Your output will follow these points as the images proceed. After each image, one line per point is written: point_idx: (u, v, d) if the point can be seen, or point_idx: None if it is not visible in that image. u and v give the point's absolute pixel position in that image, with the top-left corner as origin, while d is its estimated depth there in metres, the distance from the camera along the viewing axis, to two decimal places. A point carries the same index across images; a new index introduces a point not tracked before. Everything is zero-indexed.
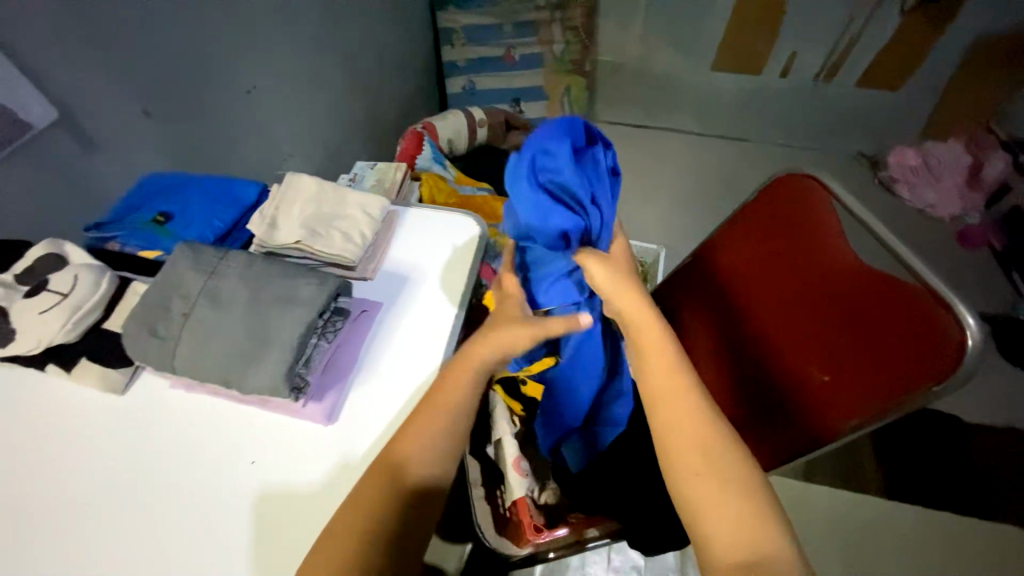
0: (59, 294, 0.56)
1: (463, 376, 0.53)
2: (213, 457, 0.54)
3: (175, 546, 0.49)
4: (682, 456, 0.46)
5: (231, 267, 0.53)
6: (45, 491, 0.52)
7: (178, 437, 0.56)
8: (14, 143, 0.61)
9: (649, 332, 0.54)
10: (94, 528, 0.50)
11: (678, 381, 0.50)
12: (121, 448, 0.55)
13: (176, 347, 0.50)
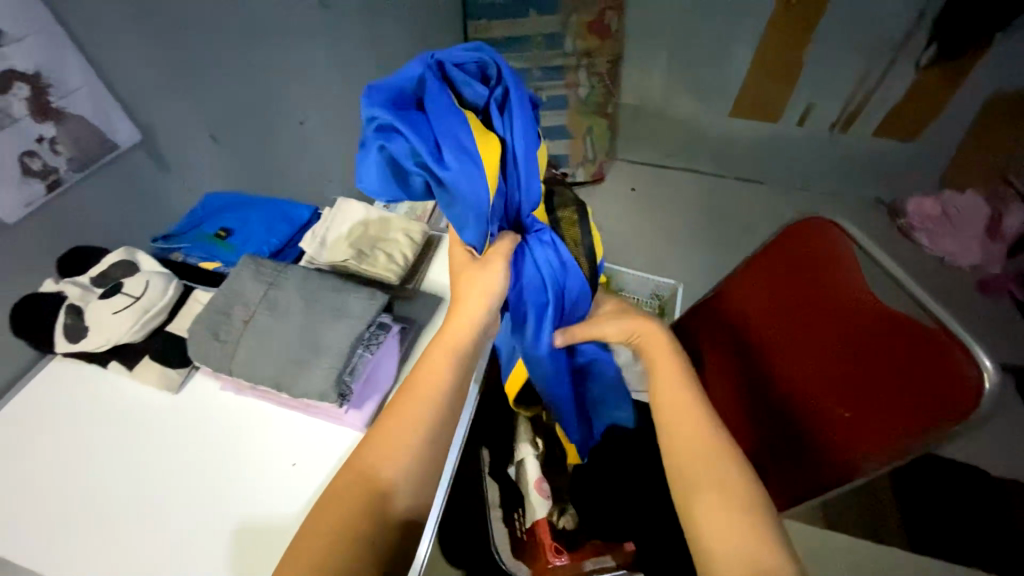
0: (131, 296, 0.61)
1: (438, 364, 0.53)
2: (202, 470, 0.56)
3: (152, 557, 0.51)
4: (691, 461, 0.54)
5: (289, 280, 0.58)
6: (47, 492, 0.55)
7: (172, 448, 0.58)
8: (104, 161, 0.69)
9: (657, 348, 0.65)
10: (78, 535, 0.52)
11: (691, 406, 0.58)
12: (125, 454, 0.58)
13: (235, 351, 0.54)
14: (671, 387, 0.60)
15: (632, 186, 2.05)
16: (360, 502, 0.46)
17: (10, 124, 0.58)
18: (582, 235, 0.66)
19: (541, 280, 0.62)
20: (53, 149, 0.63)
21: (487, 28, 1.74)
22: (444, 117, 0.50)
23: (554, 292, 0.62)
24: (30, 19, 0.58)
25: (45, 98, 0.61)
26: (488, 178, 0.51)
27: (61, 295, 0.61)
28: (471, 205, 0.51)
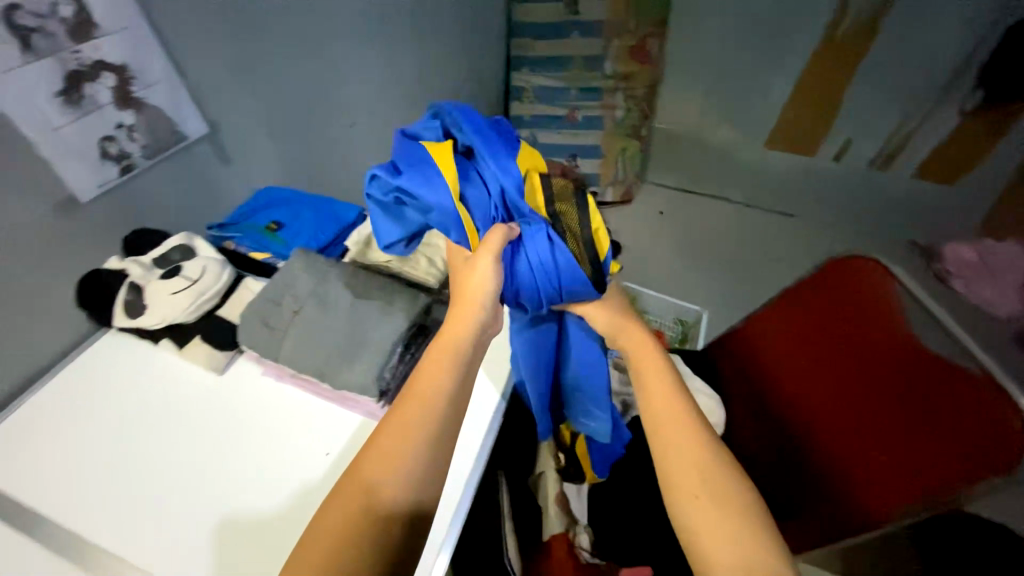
0: (188, 279, 0.64)
1: (437, 370, 0.52)
2: (201, 458, 0.58)
3: (138, 540, 0.52)
4: (682, 479, 0.51)
5: (337, 275, 0.62)
6: (60, 461, 0.57)
7: (181, 432, 0.60)
8: (171, 150, 0.73)
9: (647, 355, 0.62)
10: (80, 507, 0.54)
11: (674, 407, 0.56)
12: (141, 431, 0.60)
13: (282, 339, 0.58)
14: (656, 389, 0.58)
15: (660, 210, 2.06)
16: (354, 517, 0.44)
17: (96, 110, 0.62)
18: (582, 220, 0.58)
19: (535, 282, 0.58)
20: (130, 135, 0.67)
21: (530, 46, 1.76)
22: (410, 149, 0.56)
23: (542, 280, 0.57)
24: (123, 14, 0.62)
25: (128, 87, 0.65)
26: (449, 182, 0.53)
27: (123, 272, 0.65)
28: (442, 213, 0.54)
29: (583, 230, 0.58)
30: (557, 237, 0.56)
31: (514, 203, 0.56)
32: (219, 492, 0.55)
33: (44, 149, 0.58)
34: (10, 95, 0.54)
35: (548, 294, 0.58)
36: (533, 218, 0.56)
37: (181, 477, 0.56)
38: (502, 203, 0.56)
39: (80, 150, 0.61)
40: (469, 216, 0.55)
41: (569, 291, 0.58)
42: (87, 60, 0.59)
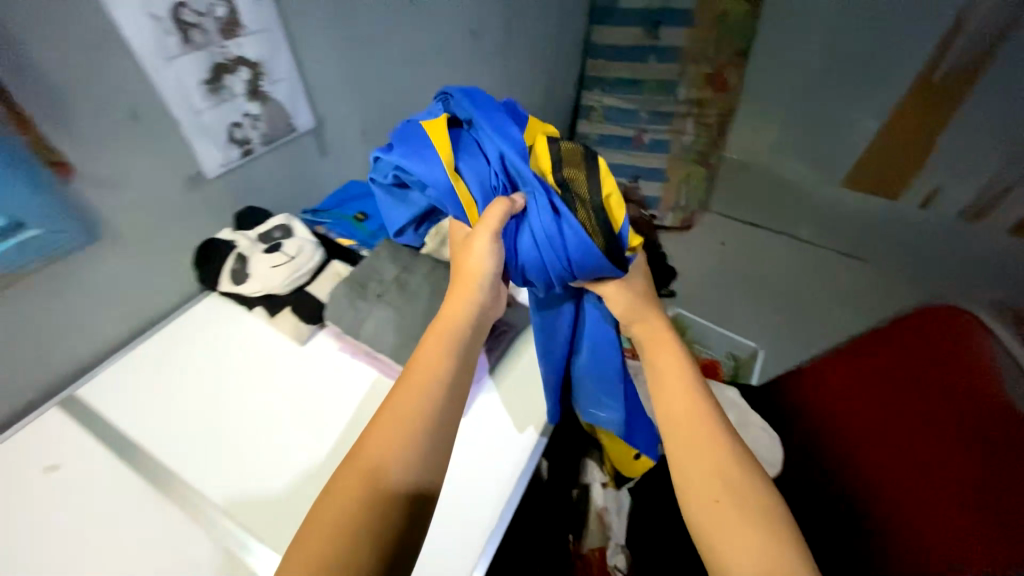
0: (287, 255, 0.71)
1: (433, 357, 0.53)
2: (212, 437, 0.62)
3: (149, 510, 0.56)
4: (701, 479, 0.50)
5: (419, 269, 0.67)
6: (97, 424, 0.63)
7: (200, 408, 0.65)
8: (282, 139, 0.81)
9: (664, 349, 0.61)
10: (104, 470, 0.59)
11: (691, 403, 0.55)
12: (166, 403, 0.65)
13: (366, 319, 0.64)
14: (676, 384, 0.57)
15: (721, 241, 1.99)
16: (359, 501, 0.43)
17: (230, 98, 0.70)
18: (589, 185, 0.58)
19: (540, 255, 0.57)
20: (252, 124, 0.75)
21: (604, 67, 1.79)
22: (413, 132, 0.60)
23: (549, 251, 0.56)
24: (264, 18, 0.70)
25: (257, 82, 0.73)
26: (444, 160, 0.57)
27: (232, 243, 0.73)
28: (440, 188, 0.58)
29: (595, 198, 0.56)
30: (564, 205, 0.56)
31: (515, 169, 0.57)
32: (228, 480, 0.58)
33: (185, 128, 0.67)
34: (168, 81, 0.62)
35: (554, 267, 0.56)
36: (533, 187, 0.56)
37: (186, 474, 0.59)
38: (501, 170, 0.58)
39: (212, 132, 0.70)
40: (468, 190, 0.58)
41: (579, 265, 0.56)
42: (231, 55, 0.67)
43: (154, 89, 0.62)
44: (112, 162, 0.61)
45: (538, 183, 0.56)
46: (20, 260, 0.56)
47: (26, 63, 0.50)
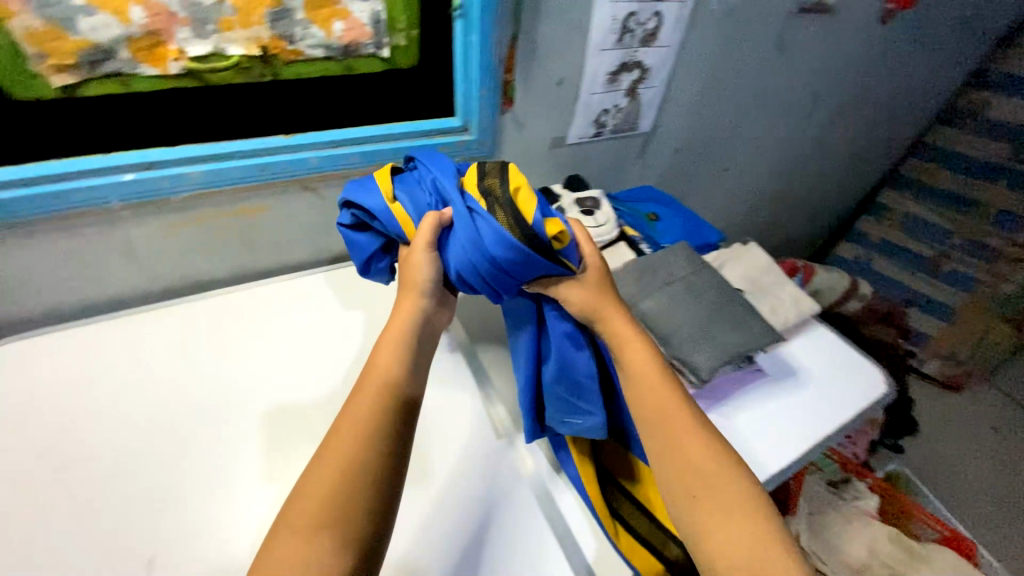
0: (594, 222, 0.86)
1: (389, 367, 0.56)
2: (243, 349, 0.71)
3: (180, 406, 0.64)
4: (683, 473, 0.54)
5: (706, 278, 0.77)
6: (166, 316, 0.73)
7: (243, 317, 0.74)
8: (624, 131, 0.96)
9: (631, 342, 0.62)
10: (159, 362, 0.68)
11: (662, 400, 0.58)
12: (220, 307, 0.75)
13: (649, 296, 0.75)
14: (651, 393, 0.59)
15: (993, 426, 1.60)
16: (333, 503, 0.46)
17: (616, 91, 0.86)
18: (503, 186, 0.58)
19: (472, 258, 0.58)
20: (614, 114, 0.91)
21: (933, 173, 1.54)
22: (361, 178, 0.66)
23: (483, 253, 0.57)
24: (672, 37, 0.84)
25: (639, 84, 0.87)
26: (383, 191, 0.62)
27: (556, 198, 0.90)
28: (386, 220, 0.61)
29: (505, 194, 0.57)
30: (480, 207, 0.58)
31: (441, 186, 0.61)
32: (265, 390, 0.67)
33: (578, 102, 0.85)
34: (590, 66, 0.80)
35: (488, 262, 0.57)
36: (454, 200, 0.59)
37: (235, 375, 0.68)
38: (432, 190, 0.62)
39: (590, 111, 0.87)
40: (405, 210, 0.61)
41: (507, 255, 0.56)
42: (636, 59, 0.83)
43: (581, 68, 0.80)
44: (528, 111, 0.82)
45: (453, 190, 0.59)
46: (454, 152, 0.79)
47: (533, 32, 0.72)
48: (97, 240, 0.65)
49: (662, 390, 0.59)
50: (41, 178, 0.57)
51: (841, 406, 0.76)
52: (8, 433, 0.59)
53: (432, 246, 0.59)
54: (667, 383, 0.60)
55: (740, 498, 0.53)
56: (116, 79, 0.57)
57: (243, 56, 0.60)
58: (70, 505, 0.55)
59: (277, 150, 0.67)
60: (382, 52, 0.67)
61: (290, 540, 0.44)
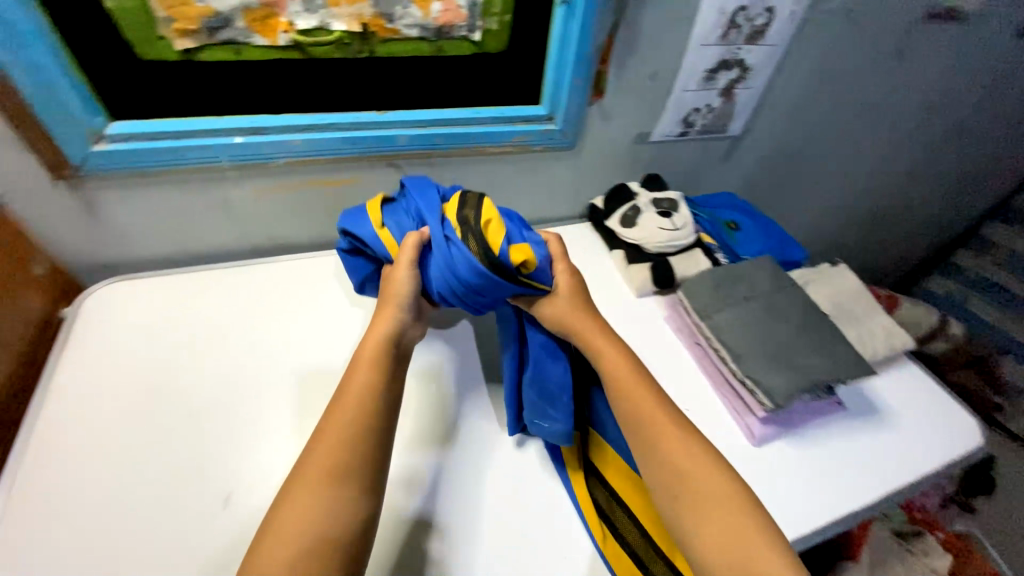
0: (671, 225, 0.83)
1: (366, 375, 0.55)
2: (283, 313, 0.72)
3: (220, 369, 0.66)
4: (665, 470, 0.54)
5: (791, 297, 0.74)
6: (212, 277, 0.74)
7: (280, 283, 0.75)
8: (711, 133, 0.91)
9: (608, 348, 0.62)
10: (197, 324, 0.69)
11: (642, 401, 0.58)
12: (260, 273, 0.76)
13: (726, 309, 0.72)
14: (631, 391, 0.59)
15: None
16: (314, 509, 0.46)
17: (710, 89, 0.83)
18: (473, 209, 0.58)
19: (448, 282, 0.57)
20: (704, 114, 0.87)
21: None
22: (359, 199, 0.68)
23: (458, 276, 0.56)
24: (781, 36, 0.79)
25: (736, 84, 0.84)
26: (371, 220, 0.63)
27: (633, 196, 0.87)
28: (375, 246, 0.62)
29: (475, 217, 0.57)
30: (454, 230, 0.57)
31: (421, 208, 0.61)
32: (311, 355, 0.68)
33: (669, 99, 0.82)
34: (689, 61, 0.78)
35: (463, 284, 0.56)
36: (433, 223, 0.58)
37: (297, 338, 0.70)
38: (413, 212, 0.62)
39: (679, 108, 0.84)
40: (392, 235, 0.62)
41: (481, 277, 0.55)
42: (738, 57, 0.79)
43: (677, 64, 0.78)
44: (615, 104, 0.80)
45: (430, 212, 0.59)
46: (536, 140, 0.79)
47: (634, 22, 0.70)
48: (201, 196, 0.69)
49: (641, 387, 0.59)
50: (164, 134, 0.61)
51: (927, 455, 0.69)
52: (71, 376, 0.62)
53: (415, 264, 0.59)
54: (646, 380, 0.60)
55: (728, 495, 0.52)
56: (230, 46, 0.59)
57: (344, 32, 0.61)
58: (142, 441, 0.58)
59: (369, 125, 0.69)
60: (473, 35, 0.67)
61: (300, 493, 0.47)
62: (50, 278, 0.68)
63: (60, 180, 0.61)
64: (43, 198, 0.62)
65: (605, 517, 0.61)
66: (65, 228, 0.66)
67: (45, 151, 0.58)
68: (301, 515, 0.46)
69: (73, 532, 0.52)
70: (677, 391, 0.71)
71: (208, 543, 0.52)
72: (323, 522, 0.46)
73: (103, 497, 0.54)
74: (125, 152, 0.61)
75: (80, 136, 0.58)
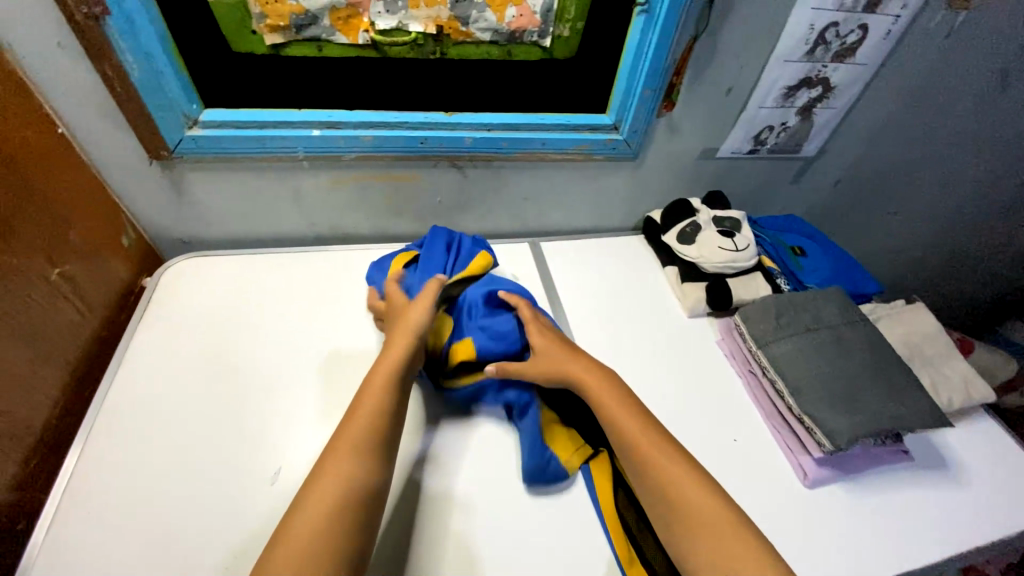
0: (732, 246, 0.80)
1: (377, 389, 0.54)
2: (330, 302, 0.75)
3: (270, 351, 0.68)
4: (649, 477, 0.53)
5: (859, 333, 0.69)
6: (268, 263, 0.78)
7: (328, 273, 0.78)
8: (782, 153, 0.87)
9: (590, 378, 0.59)
10: (248, 306, 0.73)
11: (624, 417, 0.56)
12: (310, 263, 0.79)
13: (786, 339, 0.69)
14: (608, 412, 0.57)
15: None
16: (337, 510, 0.46)
17: (785, 108, 0.80)
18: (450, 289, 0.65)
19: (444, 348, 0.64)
20: (778, 132, 0.84)
21: None
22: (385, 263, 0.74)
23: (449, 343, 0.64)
24: (873, 55, 0.75)
25: (817, 103, 0.80)
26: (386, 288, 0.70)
27: (694, 211, 0.84)
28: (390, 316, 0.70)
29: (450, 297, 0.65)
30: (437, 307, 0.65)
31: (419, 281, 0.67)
32: (355, 345, 0.70)
33: (740, 115, 0.79)
34: (766, 78, 0.75)
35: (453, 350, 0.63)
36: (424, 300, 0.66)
37: (349, 325, 0.72)
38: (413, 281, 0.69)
39: (752, 125, 0.81)
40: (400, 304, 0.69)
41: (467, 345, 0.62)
42: (822, 75, 0.76)
43: (755, 79, 0.75)
44: (684, 117, 0.77)
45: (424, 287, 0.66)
46: (599, 150, 0.77)
47: (714, 34, 0.68)
48: (275, 184, 0.73)
49: (621, 404, 0.57)
50: (250, 124, 0.65)
51: (1006, 521, 0.63)
52: (139, 342, 0.66)
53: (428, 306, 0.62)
54: (623, 397, 0.58)
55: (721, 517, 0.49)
56: (314, 42, 0.61)
57: (419, 34, 0.63)
58: (193, 413, 0.61)
59: (438, 126, 0.71)
60: (544, 41, 0.66)
61: (319, 490, 0.46)
62: (135, 248, 0.73)
63: (154, 160, 0.66)
64: (137, 175, 0.67)
65: (631, 536, 0.55)
66: (153, 204, 0.71)
67: (144, 130, 0.62)
68: (313, 519, 0.45)
69: (136, 491, 0.55)
70: (726, 419, 0.68)
71: (255, 516, 0.54)
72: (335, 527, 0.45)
73: (164, 461, 0.57)
74: (213, 138, 0.64)
75: (176, 120, 0.62)
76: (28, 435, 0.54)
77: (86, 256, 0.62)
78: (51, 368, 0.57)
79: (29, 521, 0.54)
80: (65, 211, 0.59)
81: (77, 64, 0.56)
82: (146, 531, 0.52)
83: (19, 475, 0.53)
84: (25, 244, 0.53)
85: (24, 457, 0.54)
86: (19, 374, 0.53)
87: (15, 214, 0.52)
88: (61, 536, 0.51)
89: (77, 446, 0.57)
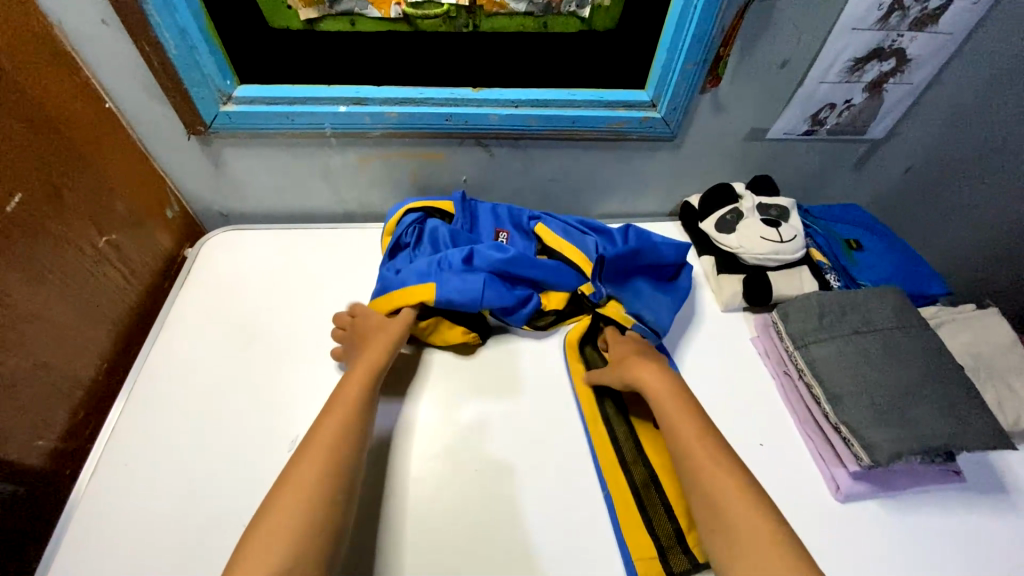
0: (776, 237, 0.73)
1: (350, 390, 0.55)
2: (351, 278, 0.76)
3: (292, 323, 0.70)
4: (713, 483, 0.49)
5: (918, 339, 0.62)
6: (297, 238, 0.80)
7: (351, 250, 0.79)
8: (844, 134, 0.79)
9: (670, 397, 0.56)
10: (274, 279, 0.75)
11: (699, 433, 0.53)
12: (334, 239, 0.80)
13: (828, 339, 0.63)
14: (665, 413, 0.55)
15: None
16: (301, 504, 0.45)
17: (851, 82, 0.71)
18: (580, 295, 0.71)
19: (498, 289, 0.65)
20: (840, 112, 0.75)
21: None
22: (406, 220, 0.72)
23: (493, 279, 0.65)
24: (961, 22, 0.66)
25: (889, 78, 0.71)
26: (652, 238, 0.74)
27: (736, 198, 0.78)
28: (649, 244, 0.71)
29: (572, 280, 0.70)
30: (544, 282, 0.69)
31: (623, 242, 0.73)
32: None
33: (797, 92, 0.72)
34: (831, 49, 0.67)
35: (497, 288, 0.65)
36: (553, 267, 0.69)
37: None
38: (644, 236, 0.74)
39: (810, 103, 0.74)
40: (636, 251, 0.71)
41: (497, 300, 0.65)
42: (897, 46, 0.67)
43: (816, 51, 0.67)
44: (731, 92, 0.71)
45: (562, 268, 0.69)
46: (635, 128, 0.72)
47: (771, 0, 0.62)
48: (305, 159, 0.74)
49: (689, 422, 0.54)
50: (280, 99, 0.66)
51: None
52: (178, 309, 0.71)
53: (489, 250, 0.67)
54: (692, 409, 0.55)
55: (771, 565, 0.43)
56: (347, 17, 0.61)
57: (452, 5, 0.60)
58: (218, 378, 0.64)
59: (463, 101, 0.68)
60: (582, 11, 0.63)
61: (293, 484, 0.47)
62: (179, 220, 0.78)
63: (193, 136, 0.68)
64: (178, 150, 0.70)
65: (645, 519, 0.55)
66: (194, 179, 0.75)
67: (181, 105, 0.64)
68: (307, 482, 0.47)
69: (165, 450, 0.59)
70: (752, 420, 0.64)
71: (270, 479, 0.57)
72: (316, 500, 0.46)
73: (192, 422, 0.61)
74: (245, 114, 0.66)
75: (210, 96, 0.64)
76: (77, 390, 0.60)
77: (131, 226, 0.67)
78: (99, 329, 0.63)
79: (78, 466, 0.60)
80: (112, 181, 0.63)
81: (120, 41, 0.58)
82: (173, 482, 0.57)
83: (71, 424, 0.59)
84: (69, 210, 0.57)
85: (75, 408, 0.59)
86: (70, 332, 0.58)
87: (65, 183, 0.56)
88: (103, 482, 0.56)
89: (119, 404, 0.62)
